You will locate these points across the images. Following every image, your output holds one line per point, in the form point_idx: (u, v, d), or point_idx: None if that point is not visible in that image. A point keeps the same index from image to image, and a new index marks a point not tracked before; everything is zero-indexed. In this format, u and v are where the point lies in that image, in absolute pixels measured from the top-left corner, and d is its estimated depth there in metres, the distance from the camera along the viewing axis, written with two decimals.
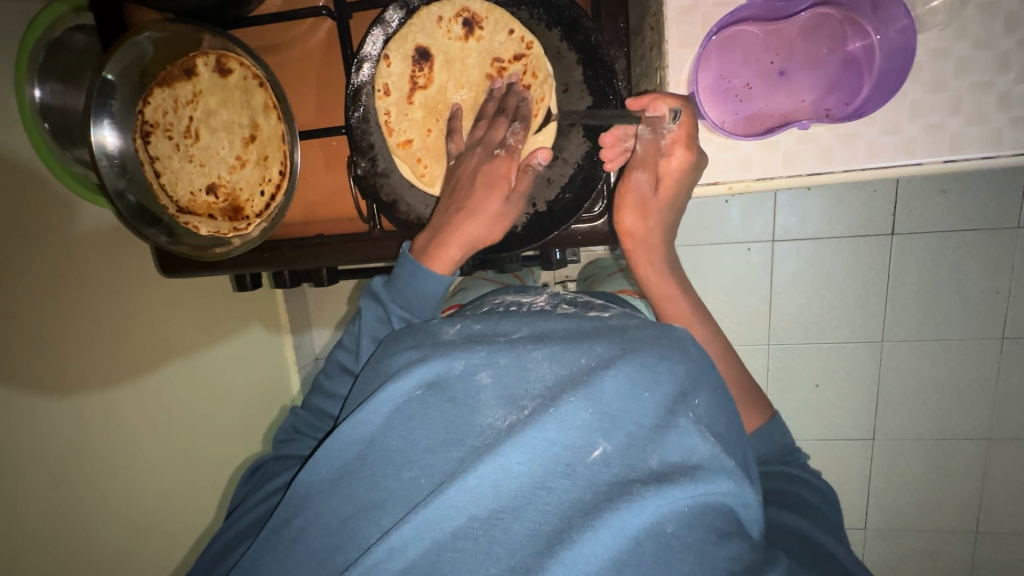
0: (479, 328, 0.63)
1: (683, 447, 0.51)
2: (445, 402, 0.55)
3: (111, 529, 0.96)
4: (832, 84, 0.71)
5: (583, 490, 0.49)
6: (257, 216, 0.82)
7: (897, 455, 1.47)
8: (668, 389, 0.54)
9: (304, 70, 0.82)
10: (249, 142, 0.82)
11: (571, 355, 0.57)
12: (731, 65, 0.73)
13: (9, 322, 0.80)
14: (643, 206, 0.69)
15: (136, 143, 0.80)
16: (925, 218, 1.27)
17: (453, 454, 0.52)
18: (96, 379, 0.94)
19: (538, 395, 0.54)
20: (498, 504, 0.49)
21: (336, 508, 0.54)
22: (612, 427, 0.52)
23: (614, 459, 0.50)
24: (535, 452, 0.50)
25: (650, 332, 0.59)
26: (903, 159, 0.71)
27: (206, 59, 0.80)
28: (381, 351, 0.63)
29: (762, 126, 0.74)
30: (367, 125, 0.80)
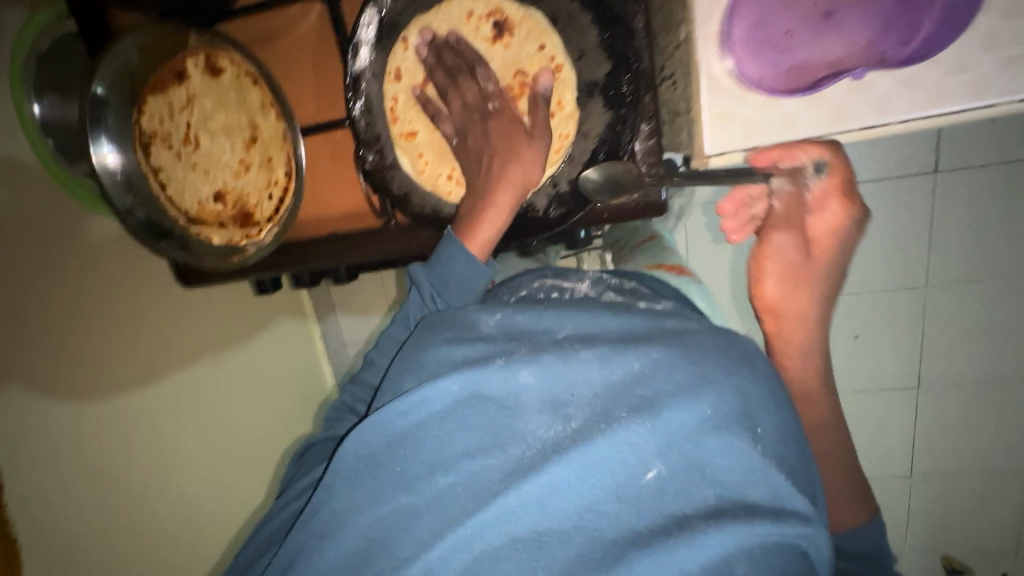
0: (520, 321, 0.61)
1: (741, 475, 0.50)
2: (489, 406, 0.53)
3: (184, 526, 1.03)
4: (890, 21, 0.64)
5: (638, 517, 0.48)
6: (268, 221, 0.80)
7: (943, 402, 1.41)
8: (735, 409, 0.53)
9: (297, 60, 0.77)
10: (251, 144, 0.78)
11: (621, 362, 0.55)
12: (768, 12, 0.66)
13: (55, 344, 0.83)
14: (792, 276, 0.72)
15: (137, 157, 0.76)
16: (972, 152, 1.17)
17: (496, 464, 0.50)
18: (137, 385, 0.96)
19: (587, 406, 0.52)
20: (545, 523, 0.47)
21: (371, 509, 0.52)
22: (671, 449, 0.50)
23: (670, 481, 0.49)
24: (590, 468, 0.48)
25: (713, 344, 0.57)
26: (972, 102, 0.64)
27: (195, 59, 0.76)
28: (419, 338, 0.62)
29: (808, 79, 0.68)
30: (371, 115, 0.76)
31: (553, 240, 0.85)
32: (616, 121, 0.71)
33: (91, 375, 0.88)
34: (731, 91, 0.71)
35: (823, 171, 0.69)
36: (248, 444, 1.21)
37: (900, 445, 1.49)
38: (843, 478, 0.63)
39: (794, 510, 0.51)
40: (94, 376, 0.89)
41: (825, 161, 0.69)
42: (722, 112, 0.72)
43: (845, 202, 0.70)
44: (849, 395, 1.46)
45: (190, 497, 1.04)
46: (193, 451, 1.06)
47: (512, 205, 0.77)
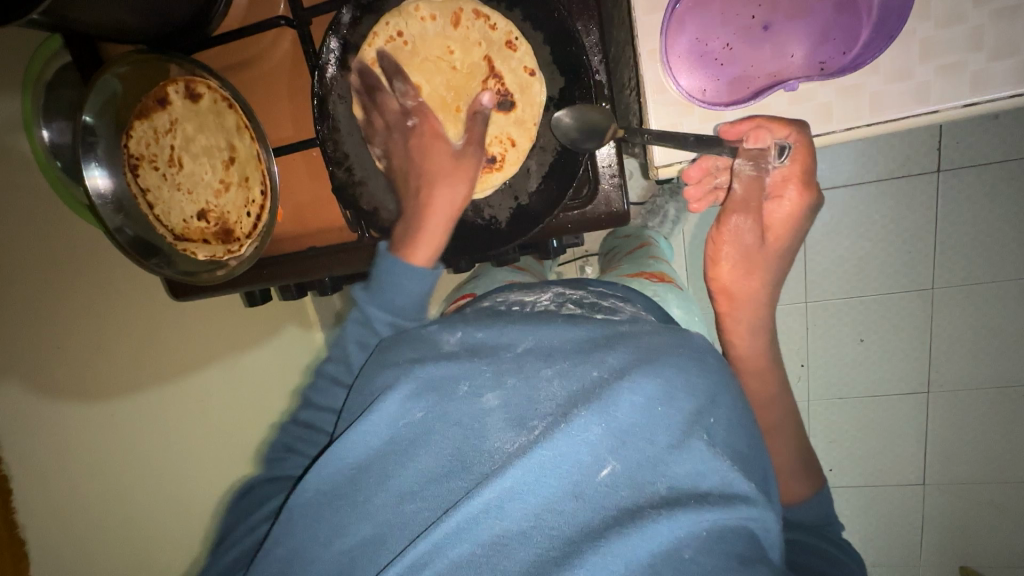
0: (481, 337, 0.60)
1: (697, 469, 0.47)
2: (448, 425, 0.52)
3: (165, 529, 1.05)
4: (826, 33, 0.63)
5: (593, 514, 0.45)
6: (247, 236, 0.83)
7: (954, 407, 1.38)
8: (686, 405, 0.50)
9: (275, 84, 0.81)
10: (230, 164, 0.82)
11: (581, 371, 0.53)
12: (708, 26, 0.66)
13: (53, 351, 0.87)
14: (749, 258, 0.67)
15: (126, 179, 0.81)
16: (975, 151, 1.15)
17: (455, 480, 0.49)
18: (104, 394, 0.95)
19: (547, 415, 0.50)
20: (503, 531, 0.45)
21: (327, 539, 0.51)
22: (625, 446, 0.48)
23: (624, 480, 0.47)
24: (542, 473, 0.46)
25: (668, 342, 0.55)
26: (916, 109, 0.62)
27: (176, 86, 0.81)
28: (382, 358, 0.60)
29: (750, 90, 0.67)
30: (338, 134, 0.77)
31: (526, 249, 0.87)
32: None
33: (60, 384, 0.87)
34: (681, 103, 0.69)
35: (785, 155, 0.62)
36: (229, 450, 1.22)
37: (911, 452, 1.44)
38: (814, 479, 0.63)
39: (745, 496, 0.48)
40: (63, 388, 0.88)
41: (790, 144, 0.62)
42: (669, 125, 0.71)
43: (803, 190, 0.63)
44: (855, 400, 1.43)
45: (167, 496, 1.05)
46: (169, 452, 1.07)
47: (477, 216, 0.79)
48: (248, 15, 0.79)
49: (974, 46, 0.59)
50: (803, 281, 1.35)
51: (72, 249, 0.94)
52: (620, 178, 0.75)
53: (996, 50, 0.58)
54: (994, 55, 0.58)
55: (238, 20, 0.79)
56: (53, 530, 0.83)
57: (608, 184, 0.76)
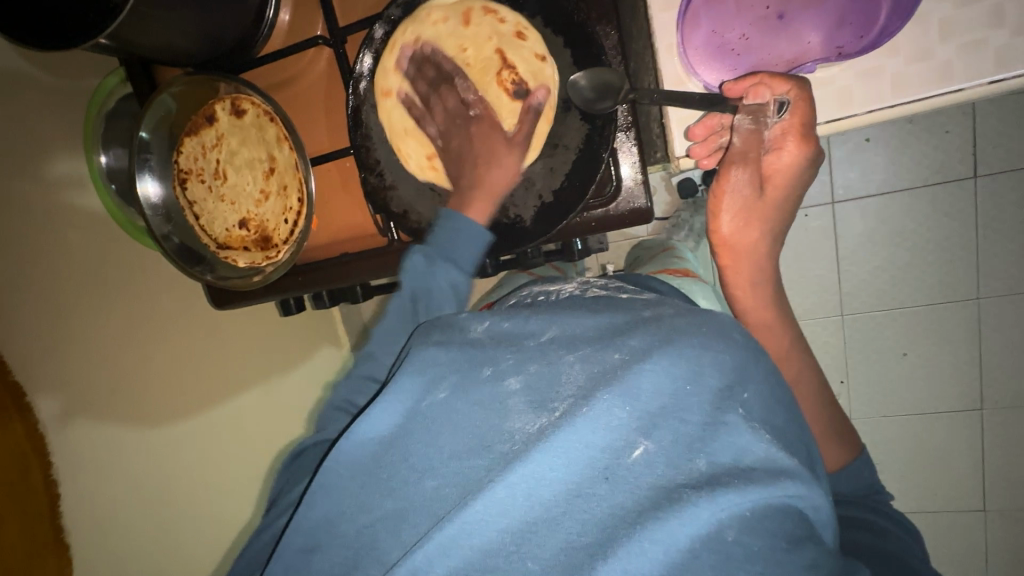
0: (508, 326, 0.59)
1: (735, 446, 0.46)
2: (471, 408, 0.52)
3: (201, 529, 1.09)
4: (843, 17, 0.63)
5: (624, 497, 0.45)
6: (284, 242, 0.87)
7: (1013, 424, 1.29)
8: (716, 381, 0.49)
9: (312, 99, 0.86)
10: (270, 174, 0.87)
11: (603, 353, 0.53)
12: (724, 18, 0.68)
13: (97, 361, 0.93)
14: (749, 210, 0.69)
15: (175, 191, 0.87)
16: (1014, 155, 1.12)
17: (480, 465, 0.49)
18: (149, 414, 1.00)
19: (572, 399, 0.50)
20: (531, 515, 0.45)
21: (358, 519, 0.52)
22: (653, 428, 0.47)
23: (658, 460, 0.46)
24: (569, 457, 0.46)
25: (691, 320, 0.55)
26: (937, 89, 0.62)
27: (223, 104, 0.86)
28: (416, 350, 0.62)
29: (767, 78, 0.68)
30: (370, 140, 0.82)
31: (552, 254, 0.91)
32: (592, 132, 0.75)
33: (121, 400, 0.96)
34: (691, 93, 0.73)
35: (785, 110, 0.63)
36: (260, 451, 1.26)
37: (969, 474, 1.35)
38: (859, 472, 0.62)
39: (791, 471, 0.46)
40: (105, 403, 0.94)
41: (788, 99, 0.62)
42: None
43: (802, 142, 0.64)
44: (902, 418, 1.36)
45: (203, 497, 1.10)
46: (207, 456, 1.12)
47: (502, 216, 0.81)
48: (288, 37, 0.85)
49: (996, 23, 0.58)
50: (838, 292, 1.31)
51: (90, 270, 0.96)
52: (642, 177, 0.76)
53: (1018, 26, 0.58)
54: (1018, 30, 0.58)
55: (279, 42, 0.86)
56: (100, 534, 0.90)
57: (632, 182, 0.77)
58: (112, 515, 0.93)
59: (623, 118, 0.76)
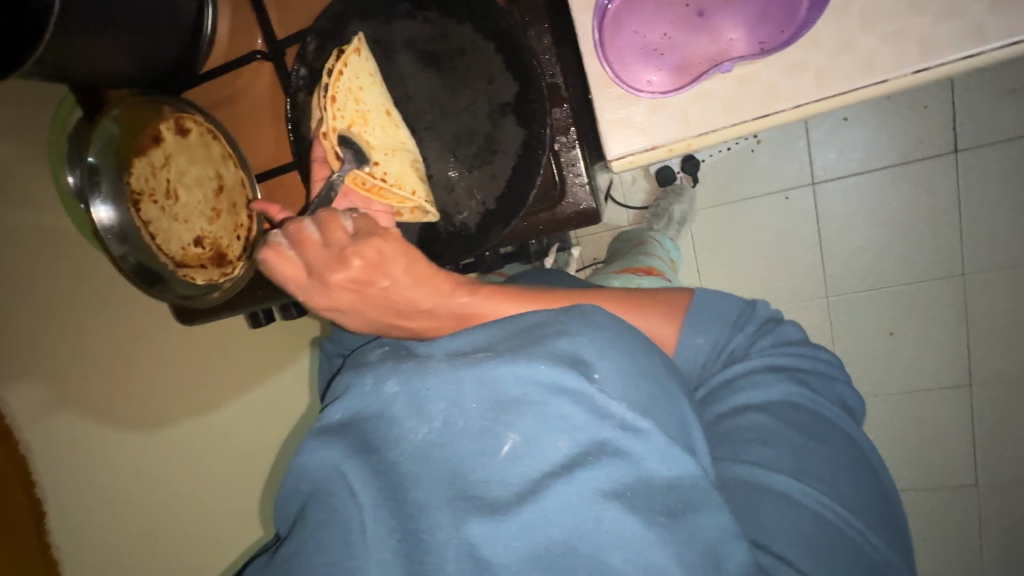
0: (402, 344, 0.59)
1: (593, 432, 0.48)
2: (360, 427, 0.52)
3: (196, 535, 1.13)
4: (762, 13, 0.63)
5: (500, 491, 0.47)
6: (239, 258, 0.89)
7: (1001, 398, 1.29)
8: (576, 372, 0.49)
9: (259, 114, 0.86)
10: (219, 192, 0.88)
11: (473, 357, 0.51)
12: (645, 19, 0.67)
13: (66, 377, 0.96)
14: None
15: (130, 213, 0.84)
16: (994, 128, 1.10)
17: (367, 483, 0.49)
18: (138, 421, 1.05)
19: (446, 406, 0.50)
20: (421, 524, 0.47)
21: (279, 551, 0.52)
22: (520, 424, 0.48)
23: (526, 455, 0.48)
24: (445, 466, 0.48)
25: (561, 316, 0.54)
26: (864, 80, 0.60)
27: (168, 123, 0.85)
28: (335, 378, 0.62)
29: (692, 76, 0.66)
30: (311, 156, 0.80)
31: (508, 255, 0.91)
32: (529, 136, 0.73)
33: (112, 407, 1.02)
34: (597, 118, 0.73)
35: None
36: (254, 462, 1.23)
37: (960, 450, 1.34)
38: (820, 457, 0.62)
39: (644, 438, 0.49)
40: (97, 411, 1.00)
41: None
42: (618, 117, 0.69)
43: None
44: (892, 397, 1.36)
45: (191, 511, 1.12)
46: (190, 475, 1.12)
47: (449, 224, 0.81)
48: (230, 53, 0.84)
49: (915, 12, 0.57)
50: (821, 274, 1.30)
51: (84, 287, 1.00)
52: (587, 179, 0.76)
53: (938, 13, 0.57)
54: (937, 18, 0.57)
55: (222, 58, 0.85)
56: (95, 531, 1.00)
57: (575, 184, 0.76)
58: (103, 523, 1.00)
59: (562, 119, 0.75)
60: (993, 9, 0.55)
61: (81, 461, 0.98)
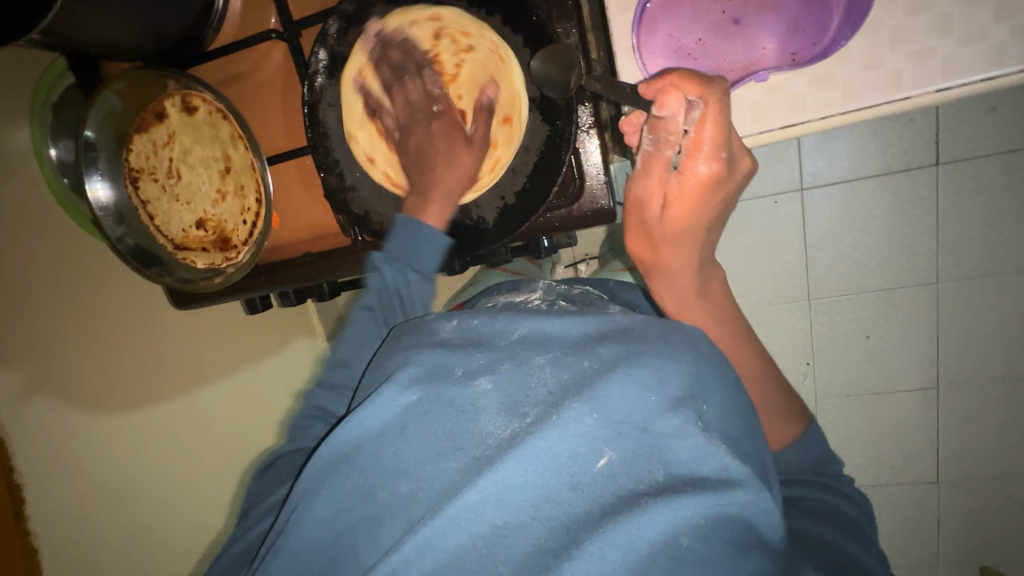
0: (477, 325, 0.60)
1: (690, 456, 0.49)
2: (444, 410, 0.52)
3: (181, 527, 1.10)
4: (795, 24, 0.65)
5: (589, 502, 0.46)
6: (244, 244, 0.84)
7: (964, 402, 1.35)
8: (677, 393, 0.51)
9: (269, 95, 0.84)
10: (226, 173, 0.84)
11: (575, 360, 0.54)
12: (680, 23, 0.68)
13: (52, 357, 0.89)
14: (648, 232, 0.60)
15: (127, 191, 0.84)
16: (973, 143, 1.15)
17: (451, 465, 0.50)
18: (136, 401, 1.03)
19: (541, 407, 0.51)
20: (502, 518, 0.46)
21: (326, 521, 0.53)
22: (618, 436, 0.49)
23: (620, 469, 0.48)
24: (540, 466, 0.47)
25: (660, 330, 0.56)
26: (888, 96, 0.62)
27: (173, 100, 0.83)
28: (393, 343, 0.61)
29: (724, 82, 0.68)
30: (326, 140, 0.80)
31: (519, 251, 0.90)
32: (554, 134, 0.73)
33: (102, 392, 0.97)
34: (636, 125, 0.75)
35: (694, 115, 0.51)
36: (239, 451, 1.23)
37: (924, 449, 1.41)
38: (814, 454, 0.63)
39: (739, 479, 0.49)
40: (84, 398, 0.94)
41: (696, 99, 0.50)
42: None
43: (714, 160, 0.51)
44: (865, 398, 1.42)
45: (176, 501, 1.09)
46: (178, 463, 1.10)
47: (466, 217, 0.81)
48: (241, 29, 0.81)
49: (942, 32, 0.60)
50: (805, 278, 1.34)
51: (72, 269, 0.95)
52: (605, 177, 0.76)
53: (963, 35, 0.59)
54: (964, 39, 0.59)
55: (233, 34, 0.82)
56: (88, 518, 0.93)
57: (595, 182, 0.76)
58: (95, 507, 0.94)
59: (586, 118, 0.76)
60: (1016, 32, 0.58)
61: (79, 449, 0.92)
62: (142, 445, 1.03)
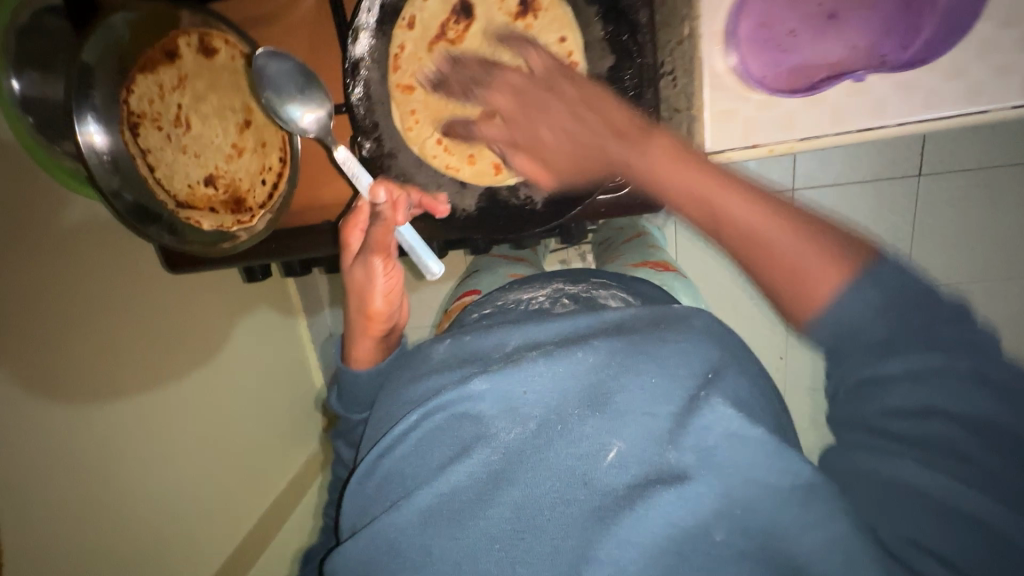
0: (471, 342, 0.58)
1: (720, 437, 0.42)
2: (450, 426, 0.48)
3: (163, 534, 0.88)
4: (887, 27, 0.68)
5: (603, 500, 0.41)
6: (260, 207, 0.80)
7: None
8: (688, 382, 0.47)
9: (294, 44, 0.76)
10: (245, 128, 0.78)
11: (567, 357, 0.50)
12: (776, 11, 0.70)
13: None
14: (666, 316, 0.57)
15: (124, 137, 0.72)
16: None
17: (456, 480, 0.45)
18: (107, 393, 0.82)
19: (542, 408, 0.47)
20: (515, 531, 0.41)
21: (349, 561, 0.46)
22: (625, 426, 0.44)
23: (632, 459, 0.43)
24: (549, 470, 0.43)
25: (654, 331, 0.52)
26: (954, 110, 0.70)
27: (188, 38, 0.74)
28: (397, 379, 0.60)
29: (808, 80, 0.72)
30: (370, 102, 0.74)
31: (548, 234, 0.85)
32: None
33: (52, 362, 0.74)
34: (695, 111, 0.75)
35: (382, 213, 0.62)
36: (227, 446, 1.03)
37: None
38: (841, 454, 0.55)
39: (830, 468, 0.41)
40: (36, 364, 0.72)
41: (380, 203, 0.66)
42: (727, 109, 0.75)
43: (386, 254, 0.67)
44: None
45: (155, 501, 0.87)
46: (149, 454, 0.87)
47: (512, 196, 0.77)
48: None
49: None
50: None
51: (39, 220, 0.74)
52: None
53: None
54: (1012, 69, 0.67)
55: None
56: (36, 512, 0.71)
57: None
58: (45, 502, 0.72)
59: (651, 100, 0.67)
60: None
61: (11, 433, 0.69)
62: (121, 438, 0.83)
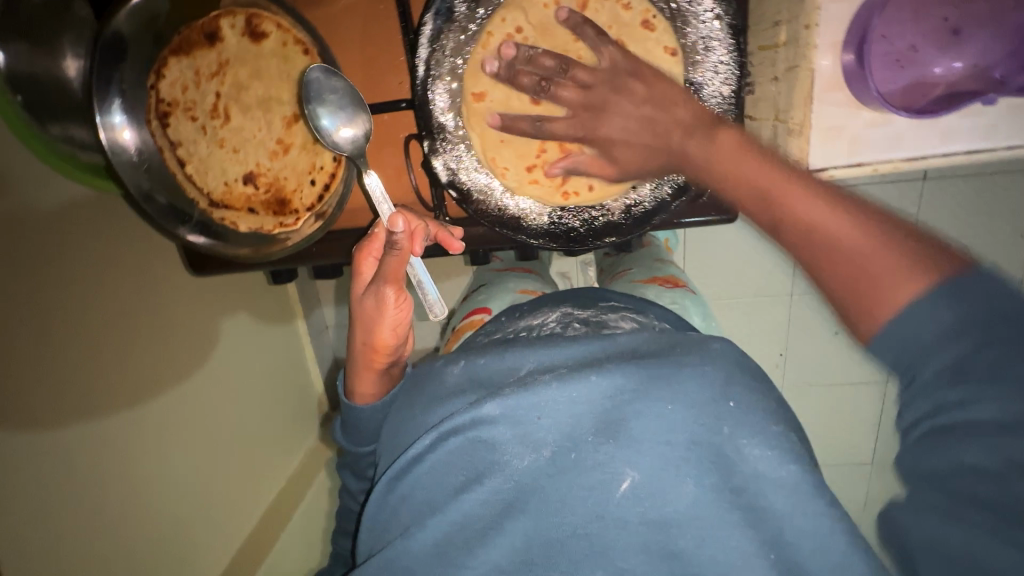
0: (484, 362, 0.55)
1: (764, 472, 0.40)
2: (467, 452, 0.45)
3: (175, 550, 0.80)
4: (1017, 49, 0.65)
5: (620, 533, 0.40)
6: (308, 209, 0.73)
7: None
8: (710, 407, 0.42)
9: (350, 30, 0.69)
10: (293, 122, 0.71)
11: (581, 379, 0.46)
12: (898, 25, 0.68)
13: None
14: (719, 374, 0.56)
15: (152, 128, 0.65)
16: None
17: (473, 507, 0.44)
18: (105, 409, 0.71)
19: (558, 436, 0.44)
20: (529, 558, 0.41)
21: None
22: (638, 457, 0.41)
23: (647, 487, 0.40)
24: (562, 501, 0.41)
25: (678, 349, 0.48)
26: None
27: (232, 19, 0.66)
28: (407, 403, 0.57)
29: (925, 96, 0.70)
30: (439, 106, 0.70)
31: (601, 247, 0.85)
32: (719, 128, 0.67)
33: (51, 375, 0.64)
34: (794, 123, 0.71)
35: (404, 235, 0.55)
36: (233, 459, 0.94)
37: None
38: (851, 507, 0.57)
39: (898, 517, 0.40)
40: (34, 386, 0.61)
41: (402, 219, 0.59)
42: (833, 125, 0.69)
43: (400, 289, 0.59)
44: None
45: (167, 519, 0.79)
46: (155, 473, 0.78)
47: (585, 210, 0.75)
48: None
49: None
50: None
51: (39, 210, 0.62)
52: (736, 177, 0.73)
53: None
54: None
55: None
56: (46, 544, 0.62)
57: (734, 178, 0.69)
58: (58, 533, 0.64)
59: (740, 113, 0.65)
60: None
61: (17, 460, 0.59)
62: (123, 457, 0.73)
